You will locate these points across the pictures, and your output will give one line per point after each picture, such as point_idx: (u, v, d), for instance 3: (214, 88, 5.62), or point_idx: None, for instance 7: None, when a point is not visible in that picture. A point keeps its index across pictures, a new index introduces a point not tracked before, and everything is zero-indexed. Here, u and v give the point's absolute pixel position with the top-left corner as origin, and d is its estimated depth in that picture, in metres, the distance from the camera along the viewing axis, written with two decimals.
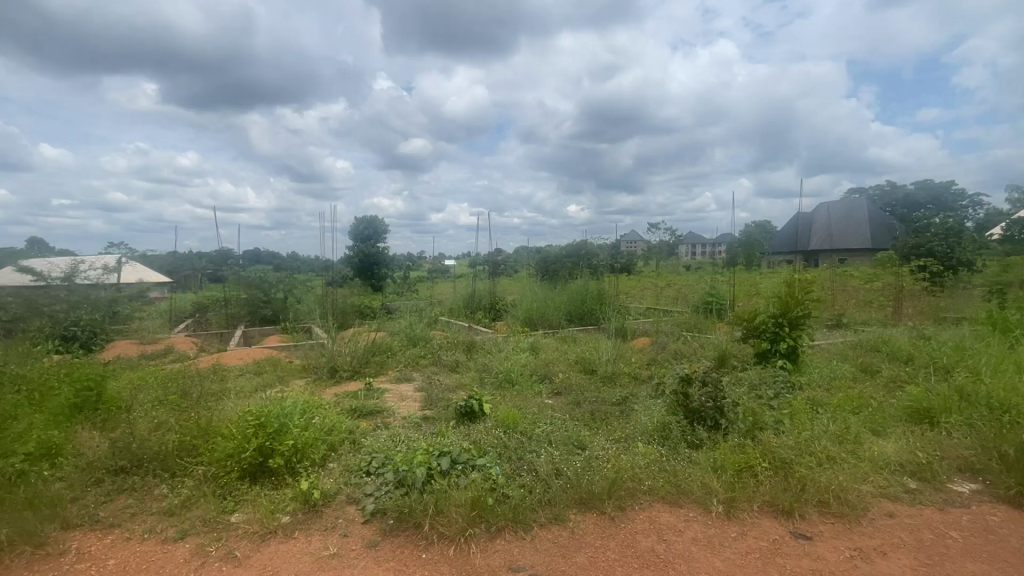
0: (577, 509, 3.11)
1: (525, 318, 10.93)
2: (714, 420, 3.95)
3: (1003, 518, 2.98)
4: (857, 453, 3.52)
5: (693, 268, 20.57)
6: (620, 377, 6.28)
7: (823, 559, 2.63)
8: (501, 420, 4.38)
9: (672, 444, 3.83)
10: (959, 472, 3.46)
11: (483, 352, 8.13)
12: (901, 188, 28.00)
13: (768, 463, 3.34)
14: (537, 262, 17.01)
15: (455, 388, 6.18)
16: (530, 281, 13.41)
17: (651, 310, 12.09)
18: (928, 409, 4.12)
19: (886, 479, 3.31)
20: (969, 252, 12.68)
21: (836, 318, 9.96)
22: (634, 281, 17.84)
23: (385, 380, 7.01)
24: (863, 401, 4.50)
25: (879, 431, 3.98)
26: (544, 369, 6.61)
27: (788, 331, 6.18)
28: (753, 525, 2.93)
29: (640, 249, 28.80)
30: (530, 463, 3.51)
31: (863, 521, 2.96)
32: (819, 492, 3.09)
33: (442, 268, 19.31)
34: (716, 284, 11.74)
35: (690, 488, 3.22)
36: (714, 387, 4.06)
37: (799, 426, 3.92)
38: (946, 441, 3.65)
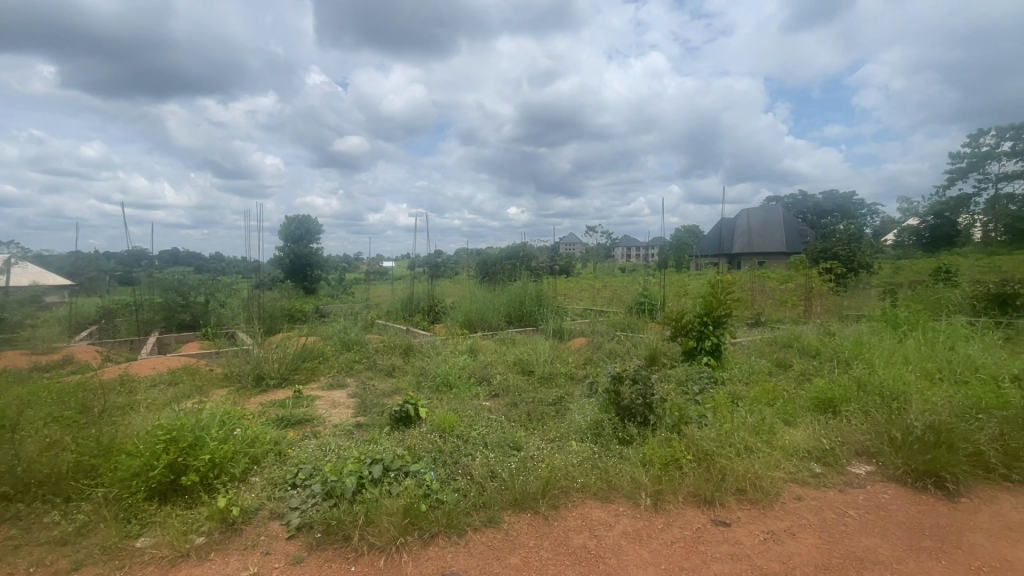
0: (512, 510, 3.13)
1: (464, 320, 10.87)
2: (643, 417, 4.10)
3: (893, 495, 3.30)
4: (770, 442, 3.79)
5: (628, 270, 21.38)
6: (557, 376, 6.40)
7: (740, 544, 2.80)
8: (437, 424, 4.32)
9: (605, 441, 3.94)
10: (857, 455, 3.81)
11: (421, 355, 7.99)
12: (811, 197, 30.57)
13: (692, 455, 3.51)
14: (477, 263, 17.00)
15: (390, 393, 6.02)
16: (470, 283, 13.36)
17: (588, 311, 12.41)
18: (831, 399, 4.51)
19: (795, 465, 3.58)
20: (867, 255, 14.06)
21: (756, 317, 10.71)
22: (572, 283, 18.25)
23: (316, 387, 6.70)
24: (777, 393, 4.85)
25: (790, 420, 4.31)
26: (482, 371, 6.60)
27: (711, 329, 6.54)
28: (678, 516, 3.07)
29: (578, 251, 29.56)
30: (465, 466, 3.49)
31: (775, 505, 3.18)
32: (737, 480, 3.29)
33: (380, 269, 18.81)
34: (649, 285, 12.25)
35: (620, 483, 3.33)
36: (643, 384, 4.21)
37: (719, 419, 4.18)
38: (846, 427, 4.01)
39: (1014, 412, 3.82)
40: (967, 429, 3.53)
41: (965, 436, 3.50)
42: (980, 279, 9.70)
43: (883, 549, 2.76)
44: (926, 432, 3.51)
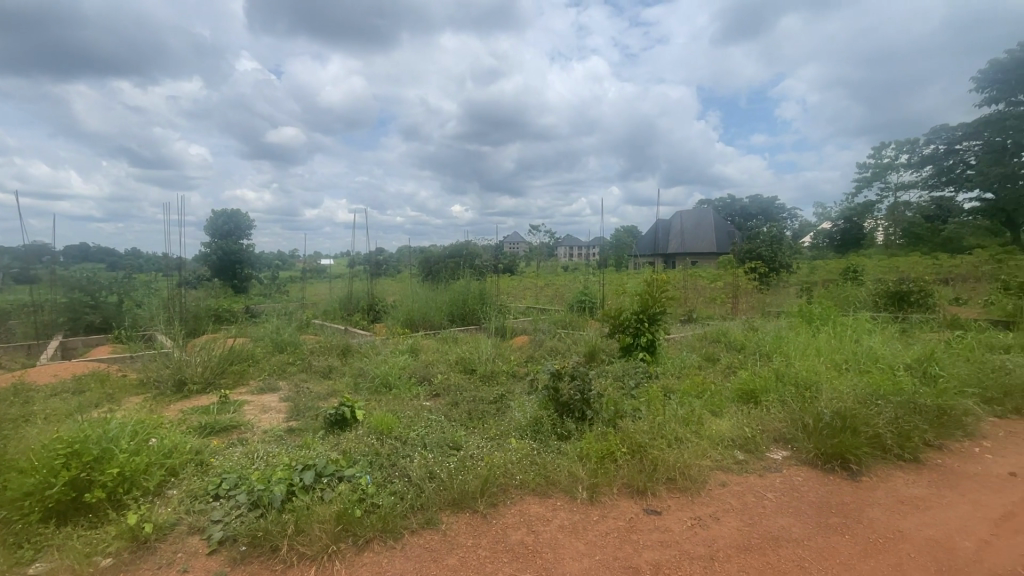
0: (450, 511, 3.10)
1: (405, 319, 10.66)
2: (581, 412, 4.19)
3: (806, 477, 3.58)
4: (698, 432, 4.01)
5: (570, 269, 21.82)
6: (498, 374, 6.42)
7: (670, 531, 2.93)
8: (374, 426, 4.20)
9: (544, 438, 3.99)
10: (775, 442, 4.09)
11: (359, 356, 7.74)
12: (738, 201, 32.55)
13: (626, 448, 3.63)
14: (420, 261, 16.73)
15: (326, 396, 5.79)
16: (411, 282, 13.12)
17: (530, 309, 12.57)
18: (753, 390, 4.82)
19: (720, 454, 3.80)
20: (787, 256, 15.14)
21: (688, 313, 11.25)
22: (515, 282, 18.36)
23: (245, 392, 6.32)
24: (706, 386, 5.12)
25: (717, 411, 4.57)
26: (423, 371, 6.50)
27: (647, 326, 6.81)
28: (612, 507, 3.17)
29: (521, 250, 29.83)
30: (403, 468, 3.43)
31: (702, 493, 3.35)
32: (667, 470, 3.44)
33: (317, 267, 18.04)
34: (589, 284, 12.56)
35: (558, 478, 3.38)
36: (581, 380, 4.31)
37: (652, 412, 4.36)
38: (766, 417, 4.30)
39: (906, 397, 4.25)
40: (869, 414, 3.89)
41: (867, 421, 3.84)
42: (880, 278, 10.71)
43: (796, 527, 2.98)
44: (834, 418, 3.84)
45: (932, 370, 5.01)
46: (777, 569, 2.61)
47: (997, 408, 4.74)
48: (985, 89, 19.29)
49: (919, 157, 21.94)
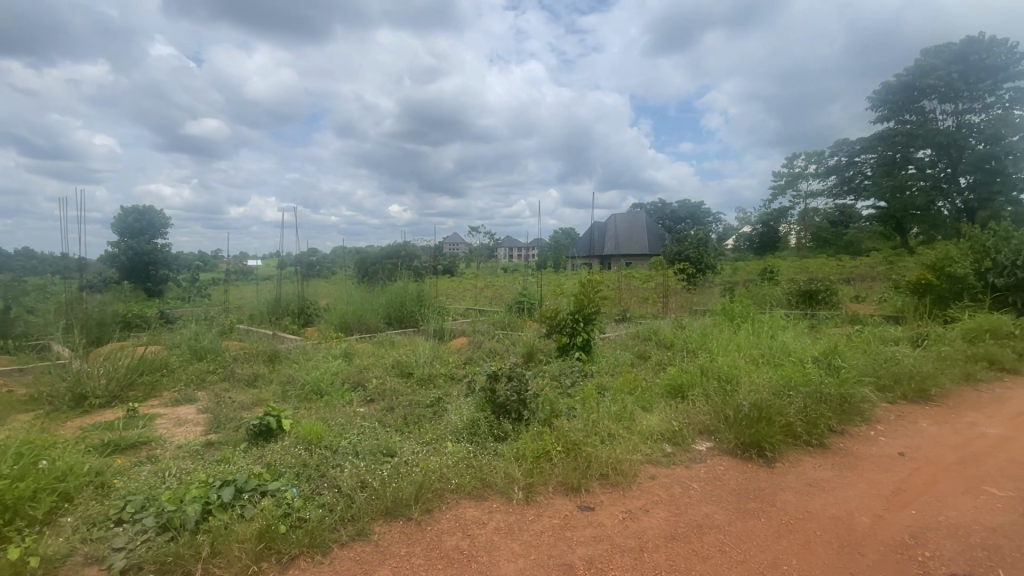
0: (382, 520, 3.00)
1: (339, 323, 10.30)
2: (517, 413, 4.21)
3: (727, 466, 3.80)
4: (630, 428, 4.16)
5: (510, 270, 21.95)
6: (436, 377, 6.32)
7: (603, 526, 3.00)
8: (302, 436, 4.00)
9: (480, 440, 3.97)
10: (700, 434, 4.32)
11: (288, 362, 7.34)
12: (668, 206, 34.19)
13: (561, 446, 3.69)
14: (355, 263, 16.17)
15: (250, 405, 5.45)
16: (345, 284, 12.64)
17: (469, 310, 12.50)
18: (680, 385, 5.06)
19: (650, 448, 3.96)
20: (712, 257, 16.08)
21: (622, 313, 11.64)
22: (455, 283, 18.22)
23: (157, 404, 5.81)
24: (637, 383, 5.32)
25: (647, 406, 4.76)
26: (357, 376, 6.27)
27: (582, 326, 6.98)
28: (547, 506, 3.20)
29: (462, 252, 29.67)
30: (332, 479, 3.28)
31: (633, 486, 3.47)
32: (600, 466, 3.54)
33: (243, 268, 16.96)
34: (528, 285, 12.68)
35: (494, 479, 3.38)
36: (518, 380, 4.34)
37: (587, 410, 4.47)
38: (692, 410, 4.53)
39: (813, 387, 4.63)
40: (782, 404, 4.20)
41: (780, 411, 4.14)
42: (793, 279, 11.61)
43: (718, 514, 3.15)
44: (751, 409, 4.12)
45: (835, 362, 5.49)
46: (701, 555, 2.74)
47: (889, 394, 5.26)
48: (879, 108, 21.45)
49: (824, 168, 24.07)
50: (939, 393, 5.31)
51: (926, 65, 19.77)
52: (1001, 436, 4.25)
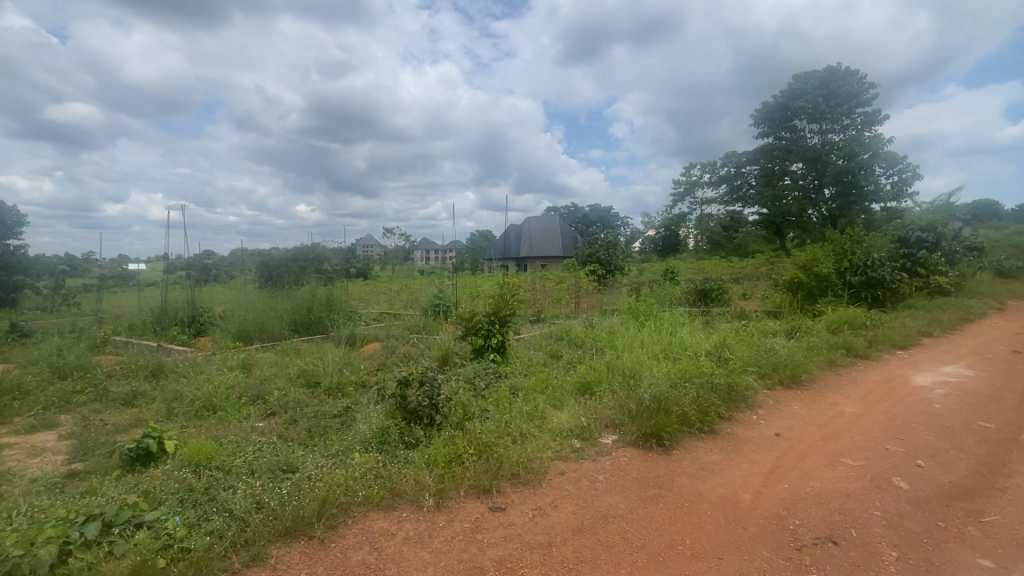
0: (281, 542, 2.82)
1: (237, 331, 9.52)
2: (429, 418, 4.13)
3: (630, 457, 4.01)
4: (541, 428, 4.27)
5: (426, 271, 21.60)
6: (346, 386, 6.04)
7: (513, 524, 3.04)
8: (189, 457, 3.65)
9: (390, 449, 3.87)
10: (606, 427, 4.53)
11: (175, 377, 6.63)
12: (580, 210, 35.65)
13: (473, 449, 3.69)
14: (257, 266, 15.02)
15: (126, 428, 4.85)
16: (245, 289, 11.69)
17: (383, 314, 12.11)
18: (589, 382, 5.28)
19: (559, 444, 4.08)
20: (620, 259, 16.95)
21: (537, 314, 11.92)
22: (368, 287, 17.58)
23: (5, 433, 4.97)
24: (548, 381, 5.46)
25: (558, 404, 4.91)
26: (257, 388, 5.82)
27: (498, 328, 7.03)
28: (459, 510, 3.19)
29: (377, 254, 28.77)
30: (222, 502, 3.02)
31: (544, 483, 3.54)
32: (512, 466, 3.59)
33: (121, 273, 15.07)
34: (444, 288, 12.55)
35: (403, 488, 3.30)
36: (430, 385, 4.27)
37: (499, 411, 4.51)
38: (600, 406, 4.73)
39: (705, 379, 5.06)
40: (678, 396, 4.53)
41: (676, 402, 4.48)
42: (690, 279, 12.58)
43: (621, 503, 3.32)
44: (652, 401, 4.41)
45: (724, 354, 6.05)
46: (605, 544, 2.88)
47: (770, 381, 5.83)
48: (760, 125, 23.97)
49: (717, 177, 26.41)
50: (808, 378, 6.00)
51: (797, 88, 22.41)
52: (855, 413, 4.92)
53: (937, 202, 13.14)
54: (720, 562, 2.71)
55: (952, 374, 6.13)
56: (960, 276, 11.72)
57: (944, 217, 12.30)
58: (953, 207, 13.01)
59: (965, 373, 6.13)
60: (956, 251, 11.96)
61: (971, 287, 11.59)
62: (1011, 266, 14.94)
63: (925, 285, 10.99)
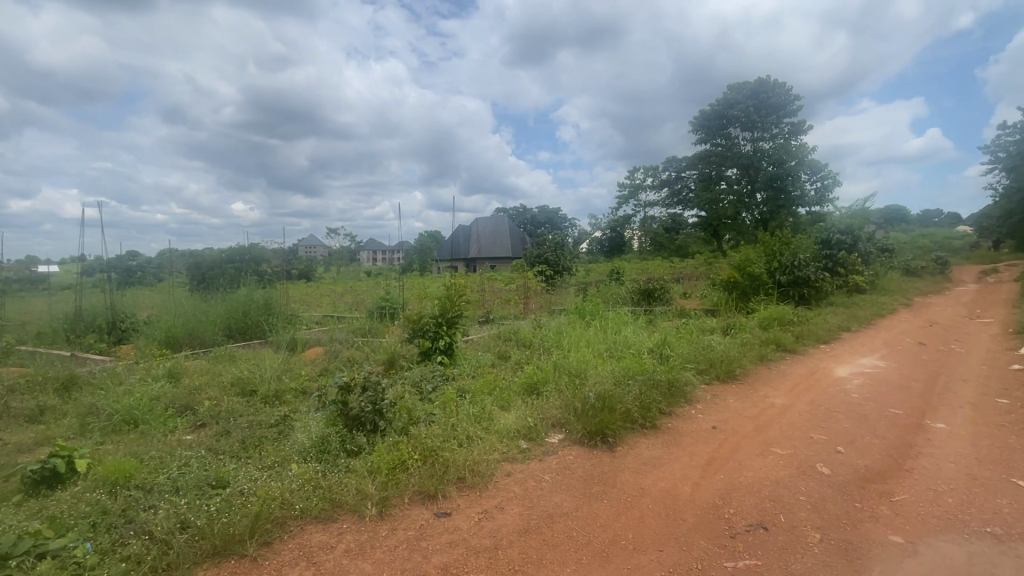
0: (209, 563, 2.64)
1: (165, 338, 8.87)
2: (372, 424, 4.01)
3: (576, 455, 4.07)
4: (488, 429, 4.26)
5: (373, 272, 21.09)
6: (285, 393, 5.77)
7: (459, 529, 3.00)
8: (104, 476, 3.35)
9: (330, 458, 3.72)
10: (553, 426, 4.56)
11: (91, 389, 6.08)
12: (529, 211, 36.03)
13: (418, 454, 3.61)
14: (187, 267, 14.08)
15: (30, 448, 4.38)
16: (174, 292, 10.93)
17: (326, 317, 11.69)
18: (536, 383, 5.31)
19: (506, 446, 4.07)
20: (568, 259, 17.23)
21: (486, 314, 11.88)
22: (310, 289, 16.92)
23: None
24: (496, 383, 5.44)
25: (505, 405, 4.90)
26: (186, 398, 5.44)
27: (445, 329, 6.93)
28: (402, 518, 3.10)
29: (321, 255, 27.79)
30: (142, 523, 2.80)
31: (490, 485, 3.52)
32: (458, 469, 3.54)
33: (28, 276, 13.70)
34: (391, 289, 12.28)
35: (344, 498, 3.18)
36: (373, 391, 4.14)
37: (446, 415, 4.45)
38: (546, 406, 4.77)
39: (647, 376, 5.22)
40: (621, 393, 4.65)
41: (620, 400, 4.59)
42: (634, 279, 12.97)
43: (567, 502, 3.35)
44: (596, 399, 4.50)
45: (665, 352, 6.27)
46: (550, 543, 2.89)
47: (707, 376, 6.09)
48: (698, 132, 25.10)
49: (659, 180, 27.43)
50: (742, 372, 6.33)
51: (731, 98, 23.63)
52: (784, 405, 5.23)
53: (854, 207, 14.25)
54: (661, 554, 2.79)
55: (867, 365, 6.65)
56: (874, 275, 12.78)
57: (861, 221, 13.37)
58: (868, 211, 14.15)
59: (879, 364, 6.67)
60: (870, 252, 13.03)
61: (883, 285, 12.66)
62: (918, 266, 16.45)
63: (845, 283, 11.92)
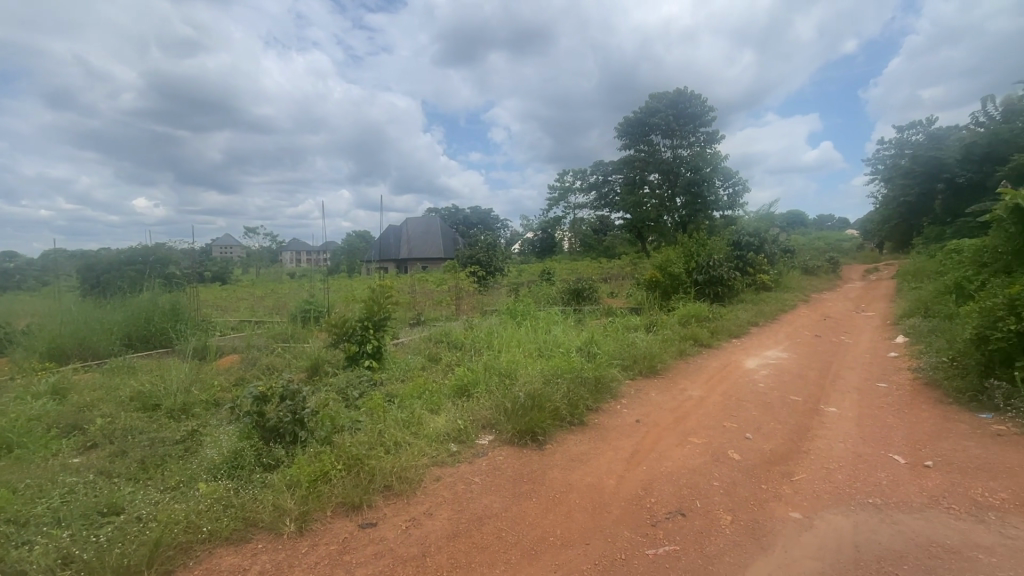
0: None
1: (47, 350, 7.83)
2: (292, 435, 3.79)
3: (506, 455, 4.08)
4: (417, 434, 4.18)
5: (296, 274, 20.00)
6: (194, 406, 5.32)
7: (386, 539, 2.91)
8: None
9: (244, 474, 3.47)
10: (483, 428, 4.54)
11: None
12: (461, 211, 35.89)
13: (342, 464, 3.45)
14: (77, 268, 12.58)
15: None
16: (59, 298, 9.71)
17: (243, 323, 10.91)
18: (467, 384, 5.27)
19: (435, 450, 4.01)
20: (500, 260, 17.30)
21: (417, 316, 11.64)
22: (225, 293, 15.74)
23: None
24: (425, 386, 5.34)
25: (435, 409, 4.82)
26: (73, 417, 4.85)
27: (373, 333, 6.71)
28: (324, 532, 2.96)
29: (237, 256, 25.96)
30: (13, 564, 2.45)
31: (418, 492, 3.44)
32: (384, 477, 3.43)
33: None
34: (315, 292, 11.70)
35: (259, 515, 2.98)
36: (293, 400, 3.92)
37: (373, 421, 4.30)
38: (477, 407, 4.75)
39: (575, 374, 5.35)
40: (550, 392, 4.74)
41: (549, 398, 4.67)
42: (564, 279, 13.28)
43: (496, 503, 3.35)
44: (527, 399, 4.56)
45: (593, 350, 6.47)
46: (479, 546, 2.88)
47: (632, 371, 6.35)
48: (622, 138, 26.15)
49: (587, 183, 28.34)
50: (664, 367, 6.66)
51: (652, 107, 24.87)
52: (700, 397, 5.57)
53: (761, 211, 15.51)
54: (587, 548, 2.87)
55: (772, 357, 7.25)
56: (778, 274, 13.96)
57: (766, 225, 14.55)
58: (772, 216, 15.44)
59: (782, 355, 7.29)
60: (774, 253, 14.23)
61: (786, 283, 13.86)
62: (814, 265, 18.18)
63: (754, 281, 12.92)
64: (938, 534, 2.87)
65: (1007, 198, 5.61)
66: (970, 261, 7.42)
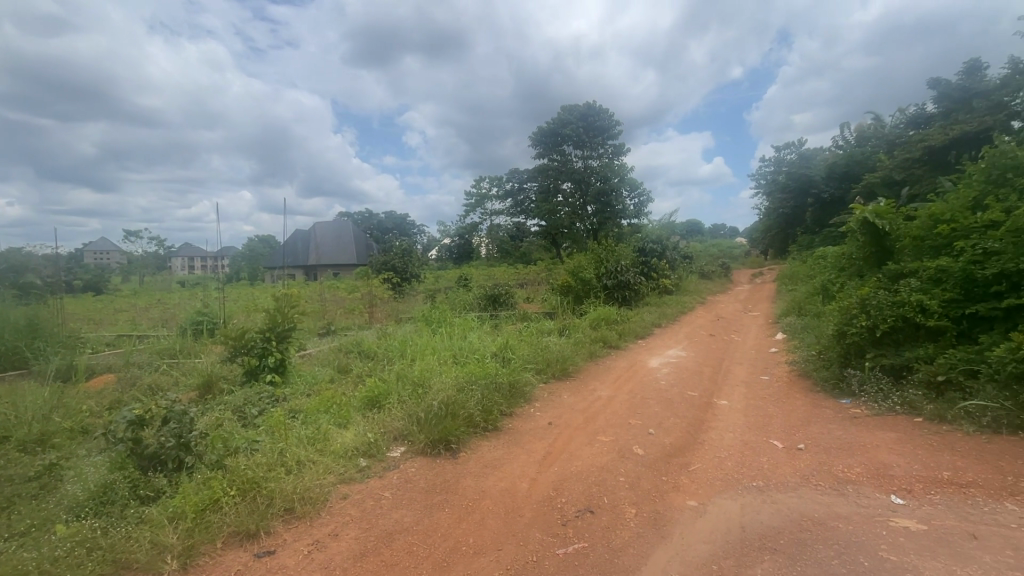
0: None
1: None
2: (177, 461, 3.41)
3: (419, 467, 3.99)
4: (323, 451, 3.95)
5: (187, 282, 18.17)
6: (54, 437, 4.61)
7: (285, 567, 2.71)
8: None
9: (115, 510, 3.08)
10: (395, 440, 4.40)
11: None
12: (375, 217, 34.81)
13: (235, 489, 3.18)
14: None
15: None
16: None
17: (121, 338, 9.69)
18: (378, 396, 5.09)
19: (343, 466, 3.82)
20: (416, 265, 16.98)
21: (326, 326, 11.05)
22: (99, 304, 13.88)
23: None
24: (334, 399, 5.08)
25: (344, 423, 4.59)
26: None
27: (276, 344, 6.24)
28: (212, 566, 2.70)
29: (115, 262, 23.07)
30: None
31: (322, 512, 3.24)
32: (285, 500, 3.20)
33: None
34: (210, 302, 10.69)
35: (133, 556, 2.66)
36: (178, 422, 3.53)
37: (273, 440, 4.00)
38: (388, 419, 4.59)
39: (489, 380, 5.37)
40: (464, 399, 4.71)
41: (463, 405, 4.64)
42: (481, 285, 13.33)
43: (407, 517, 3.25)
44: (441, 407, 4.50)
45: (508, 356, 6.53)
46: (388, 563, 2.77)
47: (545, 375, 6.50)
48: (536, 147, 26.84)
49: (503, 191, 28.75)
50: (575, 369, 6.89)
51: (564, 117, 25.72)
52: (609, 396, 5.83)
53: (663, 221, 16.64)
54: (499, 553, 2.87)
55: (673, 356, 7.78)
56: (678, 278, 15.05)
57: (667, 233, 15.66)
58: (673, 225, 16.64)
59: (681, 354, 7.85)
60: (674, 259, 15.32)
61: (686, 287, 14.99)
62: (710, 270, 19.84)
63: (657, 286, 13.80)
64: (809, 509, 3.23)
65: (857, 212, 6.58)
66: (832, 266, 8.50)
